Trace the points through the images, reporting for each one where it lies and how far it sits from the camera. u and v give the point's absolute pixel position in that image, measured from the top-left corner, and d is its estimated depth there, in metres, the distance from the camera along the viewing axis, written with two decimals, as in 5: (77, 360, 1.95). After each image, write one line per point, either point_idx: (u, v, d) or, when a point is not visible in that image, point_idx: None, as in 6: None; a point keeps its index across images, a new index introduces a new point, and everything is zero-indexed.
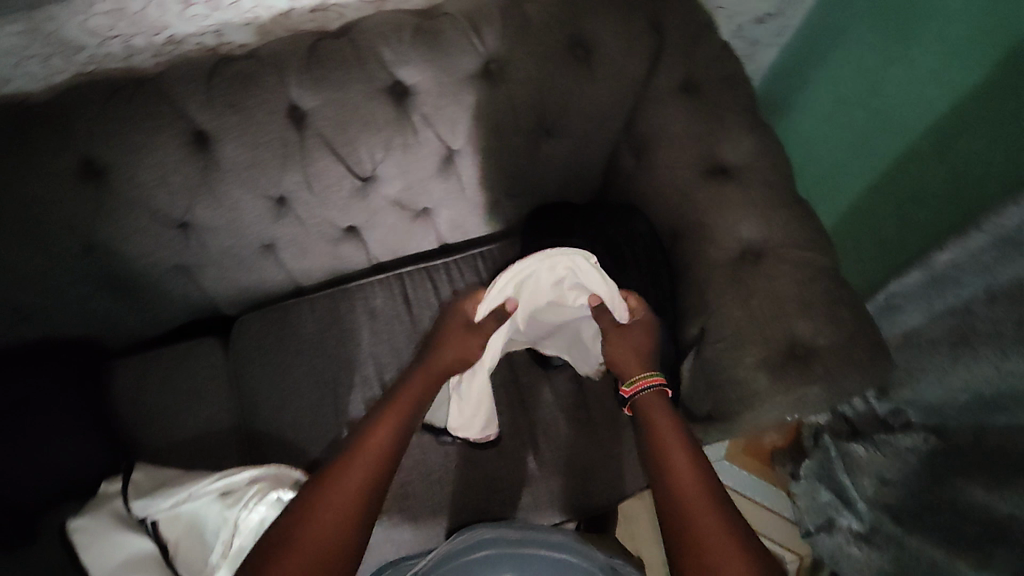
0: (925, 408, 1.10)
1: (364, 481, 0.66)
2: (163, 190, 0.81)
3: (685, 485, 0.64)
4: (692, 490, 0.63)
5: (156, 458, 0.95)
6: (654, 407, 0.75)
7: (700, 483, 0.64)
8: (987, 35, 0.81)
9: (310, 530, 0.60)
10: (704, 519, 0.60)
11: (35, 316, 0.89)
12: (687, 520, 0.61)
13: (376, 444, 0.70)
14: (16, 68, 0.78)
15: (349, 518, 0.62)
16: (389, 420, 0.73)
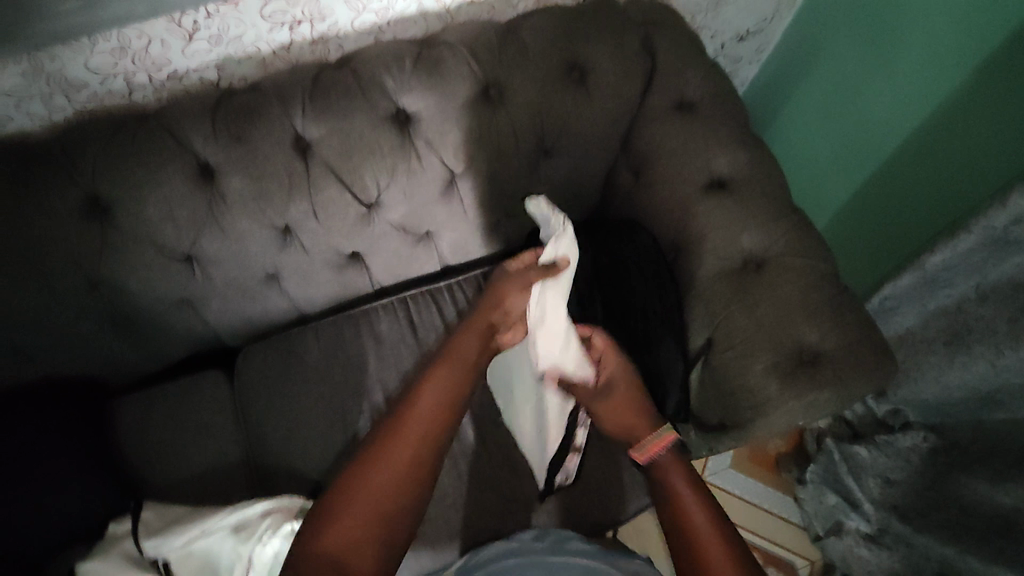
0: (924, 408, 1.14)
1: (409, 457, 0.59)
2: (169, 224, 0.81)
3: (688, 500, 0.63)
4: (695, 505, 0.63)
5: (165, 496, 0.93)
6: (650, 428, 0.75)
7: (701, 501, 0.63)
8: (949, 48, 0.87)
9: (349, 513, 0.55)
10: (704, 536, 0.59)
11: (39, 355, 0.88)
12: (691, 534, 0.60)
13: (426, 413, 0.62)
14: (17, 108, 0.78)
15: (391, 499, 0.57)
16: (444, 386, 0.65)
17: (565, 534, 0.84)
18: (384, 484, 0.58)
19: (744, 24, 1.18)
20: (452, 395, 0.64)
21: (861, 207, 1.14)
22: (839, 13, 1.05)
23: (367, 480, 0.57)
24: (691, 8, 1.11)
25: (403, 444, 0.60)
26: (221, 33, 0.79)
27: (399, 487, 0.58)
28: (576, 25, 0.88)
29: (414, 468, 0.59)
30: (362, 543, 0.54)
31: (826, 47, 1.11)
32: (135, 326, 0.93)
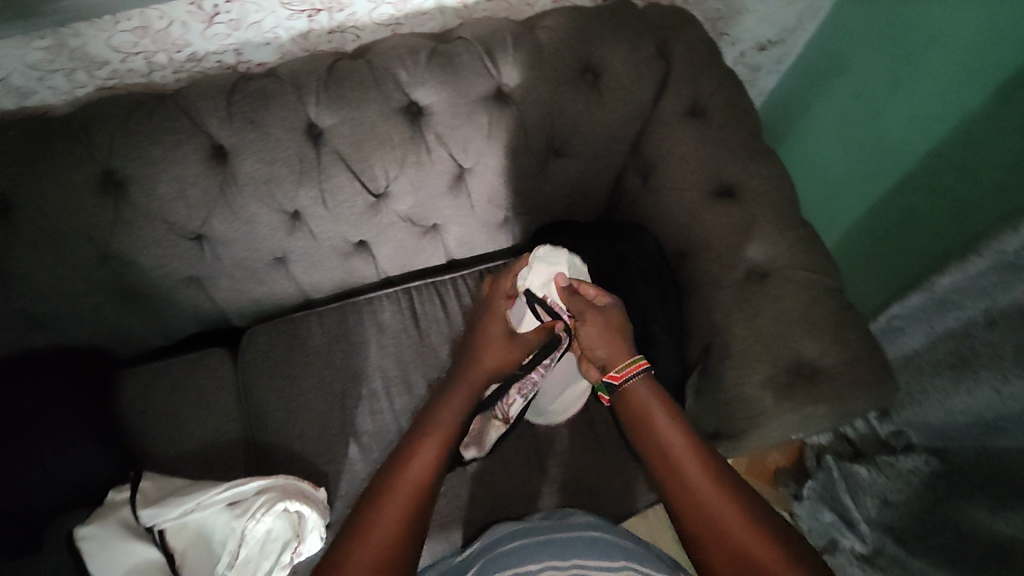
0: (928, 431, 1.11)
1: (416, 489, 0.67)
2: (180, 203, 0.83)
3: (693, 484, 0.66)
4: (702, 487, 0.65)
5: (165, 468, 0.96)
6: (643, 398, 0.76)
7: (707, 480, 0.66)
8: (971, 69, 0.87)
9: (372, 542, 0.61)
10: (720, 515, 0.63)
11: (50, 323, 0.91)
12: (710, 515, 0.63)
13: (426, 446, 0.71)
14: (40, 82, 0.81)
15: (408, 526, 0.64)
16: (440, 421, 0.75)
17: (565, 513, 0.84)
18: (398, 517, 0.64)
19: (765, 33, 1.18)
20: (445, 426, 0.75)
21: (873, 225, 1.13)
22: (861, 31, 1.05)
23: (382, 514, 0.64)
24: (712, 14, 1.11)
25: (408, 478, 0.67)
26: (240, 18, 0.80)
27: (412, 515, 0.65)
28: (592, 26, 0.88)
29: (422, 498, 0.67)
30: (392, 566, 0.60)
31: (847, 63, 1.10)
32: (144, 301, 0.95)
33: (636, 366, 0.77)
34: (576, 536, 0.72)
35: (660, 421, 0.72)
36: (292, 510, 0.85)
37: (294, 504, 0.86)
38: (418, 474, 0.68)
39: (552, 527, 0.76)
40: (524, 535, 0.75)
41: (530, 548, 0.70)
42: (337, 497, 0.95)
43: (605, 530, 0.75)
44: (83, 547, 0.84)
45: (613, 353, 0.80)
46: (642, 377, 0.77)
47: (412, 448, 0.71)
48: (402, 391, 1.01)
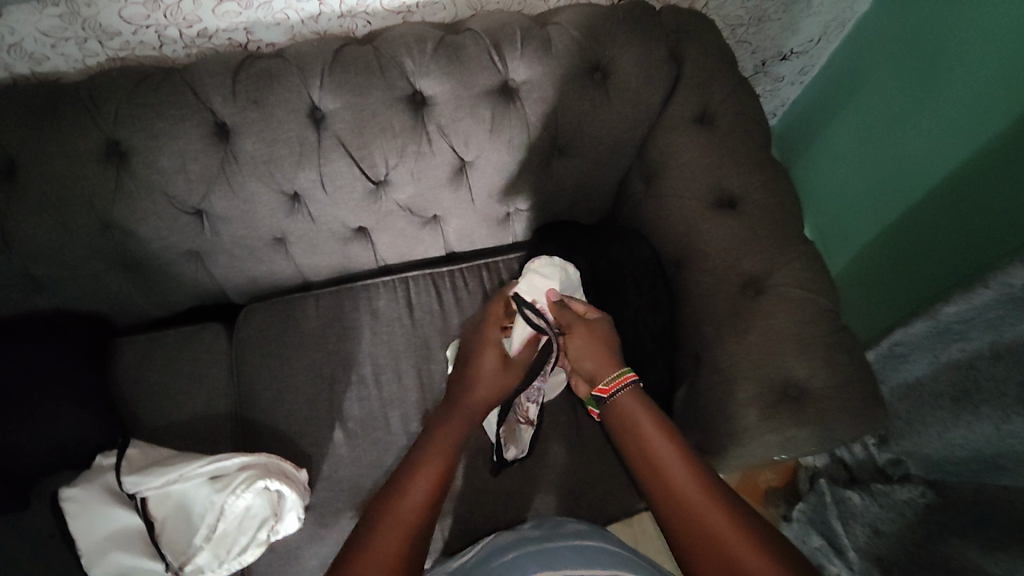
0: (926, 462, 1.08)
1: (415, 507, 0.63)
2: (181, 177, 0.84)
3: (687, 495, 0.62)
4: (698, 499, 0.61)
5: (153, 437, 0.97)
6: (634, 410, 0.72)
7: (703, 491, 0.61)
8: (996, 95, 0.84)
9: (368, 557, 0.57)
10: (717, 527, 0.58)
11: (52, 286, 0.93)
12: (699, 520, 0.59)
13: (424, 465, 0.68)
14: (53, 49, 0.82)
15: (409, 543, 0.60)
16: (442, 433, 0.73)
17: (559, 521, 0.79)
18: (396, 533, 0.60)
19: (787, 43, 1.15)
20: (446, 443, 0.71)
21: (884, 247, 1.11)
22: (885, 51, 1.03)
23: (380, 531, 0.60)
24: (732, 21, 1.09)
25: (408, 494, 0.64)
26: None
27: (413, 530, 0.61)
28: (604, 26, 0.87)
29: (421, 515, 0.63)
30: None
31: (871, 80, 1.08)
32: (143, 271, 0.97)
33: (623, 379, 0.75)
34: (569, 547, 0.67)
35: (653, 433, 0.69)
36: (273, 489, 0.87)
37: (275, 483, 0.87)
38: (416, 491, 0.64)
39: (545, 539, 0.72)
40: (517, 546, 0.71)
41: (522, 559, 0.66)
42: (319, 479, 0.96)
43: (602, 539, 0.72)
44: (66, 508, 0.86)
45: (601, 367, 0.78)
46: (629, 390, 0.74)
47: (409, 465, 0.68)
48: (391, 380, 1.02)
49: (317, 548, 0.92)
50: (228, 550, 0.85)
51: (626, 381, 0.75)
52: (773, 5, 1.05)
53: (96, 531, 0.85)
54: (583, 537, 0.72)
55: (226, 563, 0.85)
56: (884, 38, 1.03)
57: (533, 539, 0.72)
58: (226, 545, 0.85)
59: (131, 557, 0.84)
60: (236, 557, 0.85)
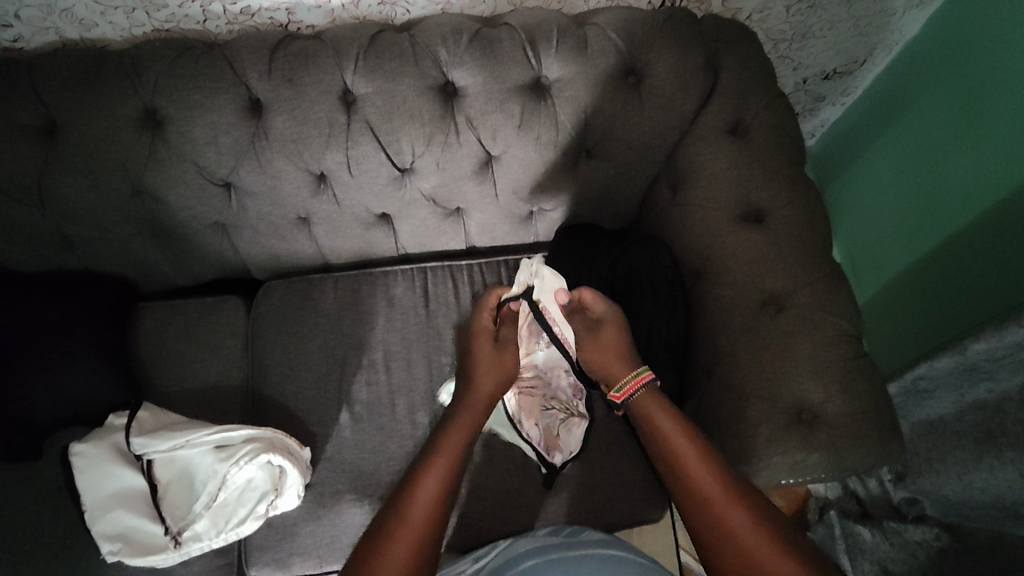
0: (943, 504, 1.04)
1: (432, 507, 0.60)
2: (212, 149, 0.85)
3: (722, 512, 0.60)
4: (734, 518, 0.59)
5: (165, 402, 0.99)
6: (662, 417, 0.71)
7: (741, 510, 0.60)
8: None
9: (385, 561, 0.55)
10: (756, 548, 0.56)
11: (82, 245, 0.96)
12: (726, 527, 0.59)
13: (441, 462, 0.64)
14: (102, 15, 0.85)
15: (430, 538, 0.58)
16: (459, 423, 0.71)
17: (580, 530, 0.80)
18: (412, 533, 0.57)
19: (831, 62, 1.12)
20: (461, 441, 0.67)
21: (914, 279, 1.08)
22: (930, 78, 1.00)
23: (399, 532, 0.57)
24: (775, 36, 1.07)
25: (422, 494, 0.61)
26: None
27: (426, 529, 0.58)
28: (642, 29, 0.86)
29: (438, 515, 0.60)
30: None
31: (914, 106, 1.04)
32: (170, 239, 0.99)
33: (639, 379, 0.75)
34: (592, 555, 0.68)
35: (682, 444, 0.67)
36: (275, 464, 0.88)
37: (277, 458, 0.88)
38: (435, 490, 0.61)
39: (567, 545, 0.72)
40: (539, 554, 0.71)
41: (543, 566, 0.67)
42: (322, 458, 0.97)
43: (624, 549, 0.71)
44: (76, 463, 0.89)
45: (615, 369, 0.78)
46: (646, 389, 0.74)
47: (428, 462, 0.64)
48: (401, 368, 1.02)
49: (314, 527, 0.93)
50: (226, 521, 0.87)
51: (641, 381, 0.75)
52: (818, 22, 1.03)
53: (102, 488, 0.88)
54: (606, 547, 0.71)
55: (224, 533, 0.87)
56: (930, 64, 1.00)
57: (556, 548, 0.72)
58: (224, 516, 0.87)
59: (133, 518, 0.87)
60: (233, 528, 0.87)
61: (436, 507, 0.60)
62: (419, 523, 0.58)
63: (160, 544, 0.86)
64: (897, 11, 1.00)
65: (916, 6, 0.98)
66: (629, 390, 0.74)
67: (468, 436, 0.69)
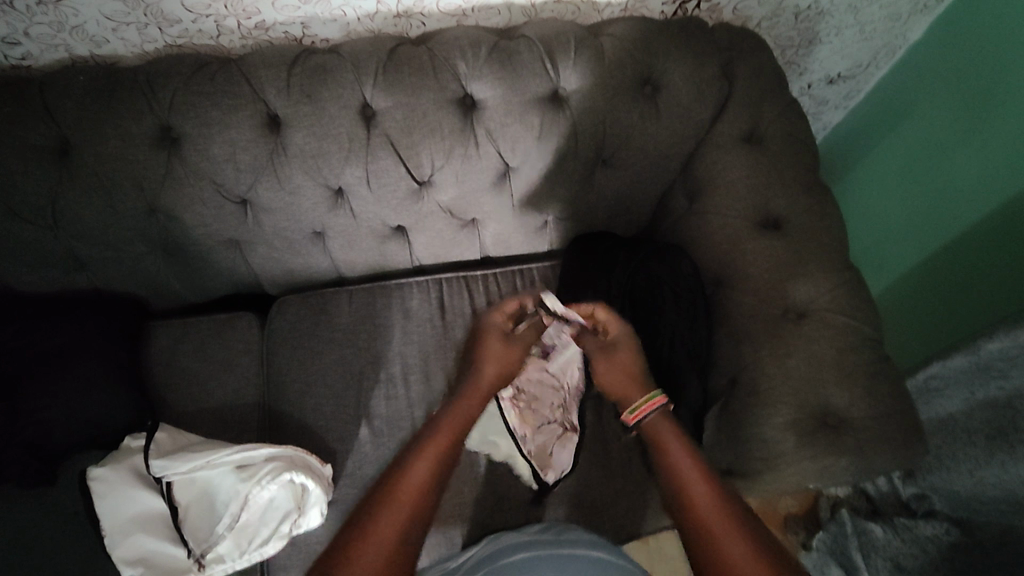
0: (953, 499, 1.06)
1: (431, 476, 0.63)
2: (230, 166, 0.84)
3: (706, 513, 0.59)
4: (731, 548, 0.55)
5: (182, 421, 0.98)
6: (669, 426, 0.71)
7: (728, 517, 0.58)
8: None
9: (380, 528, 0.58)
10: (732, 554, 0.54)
11: (93, 265, 0.94)
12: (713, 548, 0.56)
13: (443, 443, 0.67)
14: (115, 33, 0.84)
15: (414, 514, 0.60)
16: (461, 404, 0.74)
17: (566, 526, 0.80)
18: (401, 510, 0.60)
19: (836, 67, 1.15)
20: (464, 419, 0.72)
21: (924, 276, 1.10)
22: (931, 84, 1.03)
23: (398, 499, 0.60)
24: (783, 42, 1.08)
25: (419, 465, 0.64)
26: None
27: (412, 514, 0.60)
28: (657, 40, 0.87)
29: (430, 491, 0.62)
30: (389, 570, 0.55)
31: (917, 109, 1.07)
32: (183, 257, 0.97)
33: (652, 402, 0.75)
34: (578, 557, 0.67)
35: (682, 466, 0.65)
36: (298, 483, 0.86)
37: (300, 476, 0.86)
38: (417, 483, 0.62)
39: (554, 545, 0.71)
40: (525, 547, 0.72)
41: (529, 565, 0.66)
42: (343, 474, 0.95)
43: (611, 549, 0.71)
44: (94, 487, 0.86)
45: (630, 392, 0.79)
46: (659, 414, 0.73)
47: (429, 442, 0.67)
48: (420, 380, 1.01)
49: None
50: (249, 542, 0.85)
51: (654, 404, 0.75)
52: (825, 27, 1.05)
53: (121, 512, 0.86)
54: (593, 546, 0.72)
55: (247, 554, 0.85)
56: (932, 69, 1.03)
57: (545, 543, 0.73)
58: (247, 536, 0.86)
59: (154, 541, 0.85)
60: (257, 548, 0.85)
61: (417, 503, 0.61)
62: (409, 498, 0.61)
63: (182, 567, 0.84)
64: (903, 16, 1.02)
65: (922, 11, 1.01)
66: (641, 414, 0.74)
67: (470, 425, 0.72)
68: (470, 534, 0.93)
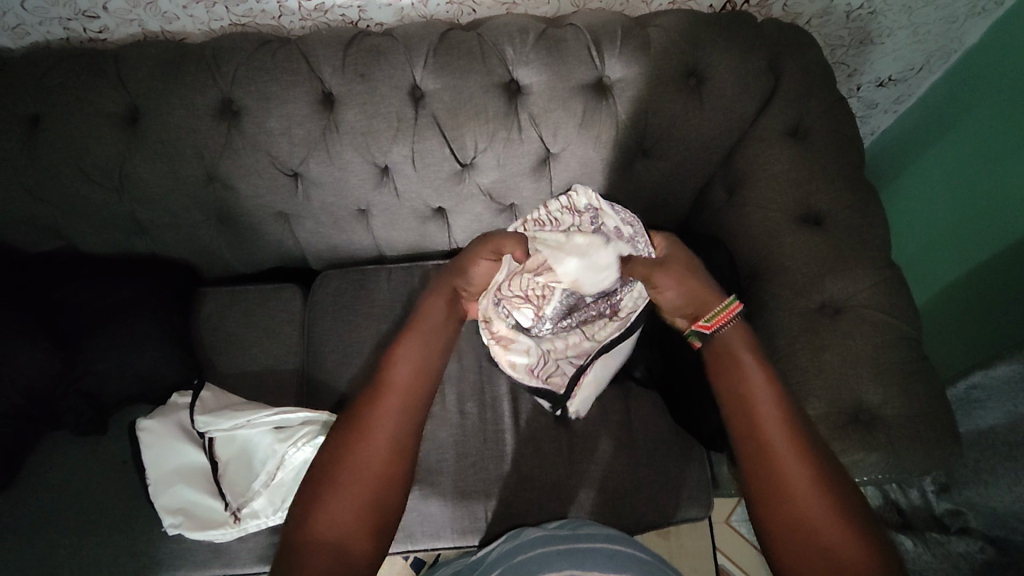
0: (989, 515, 1.01)
1: (407, 401, 0.63)
2: (286, 139, 0.89)
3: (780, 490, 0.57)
4: (798, 480, 0.57)
5: (225, 383, 1.03)
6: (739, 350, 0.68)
7: (810, 486, 0.57)
8: None
9: (379, 435, 0.60)
10: (813, 521, 0.55)
11: (151, 229, 1.00)
12: (773, 473, 0.58)
13: (408, 363, 0.66)
14: (185, 10, 0.90)
15: (407, 398, 0.64)
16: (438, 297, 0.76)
17: (585, 521, 0.80)
18: (383, 444, 0.60)
19: (887, 69, 1.13)
20: (427, 330, 0.70)
21: (975, 285, 1.07)
22: (984, 90, 1.01)
23: (363, 462, 0.59)
24: (833, 42, 1.07)
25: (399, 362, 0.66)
26: None
27: (388, 469, 0.59)
28: (704, 31, 0.88)
29: (408, 426, 0.62)
30: (394, 456, 0.60)
31: (970, 113, 1.05)
32: (234, 226, 1.02)
33: (721, 318, 0.71)
34: (600, 548, 0.68)
35: (755, 385, 0.64)
36: None
37: None
38: (409, 369, 0.66)
39: (573, 537, 0.72)
40: (542, 543, 0.73)
41: (551, 556, 0.68)
42: None
43: (627, 542, 0.71)
44: (141, 437, 0.92)
45: (698, 302, 0.74)
46: (732, 325, 0.70)
47: (387, 380, 0.65)
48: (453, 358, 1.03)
49: None
50: (283, 500, 0.88)
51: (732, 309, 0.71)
52: (878, 28, 1.03)
53: (163, 464, 0.91)
54: (611, 539, 0.72)
55: (280, 511, 0.88)
56: (985, 76, 1.01)
57: (564, 536, 0.74)
58: (281, 495, 0.88)
59: (194, 493, 0.89)
60: (290, 507, 0.88)
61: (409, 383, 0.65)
62: (382, 454, 0.60)
63: (219, 520, 0.88)
64: (959, 19, 1.00)
65: (979, 14, 0.99)
66: (723, 320, 0.70)
67: (442, 348, 0.70)
68: (493, 508, 0.95)
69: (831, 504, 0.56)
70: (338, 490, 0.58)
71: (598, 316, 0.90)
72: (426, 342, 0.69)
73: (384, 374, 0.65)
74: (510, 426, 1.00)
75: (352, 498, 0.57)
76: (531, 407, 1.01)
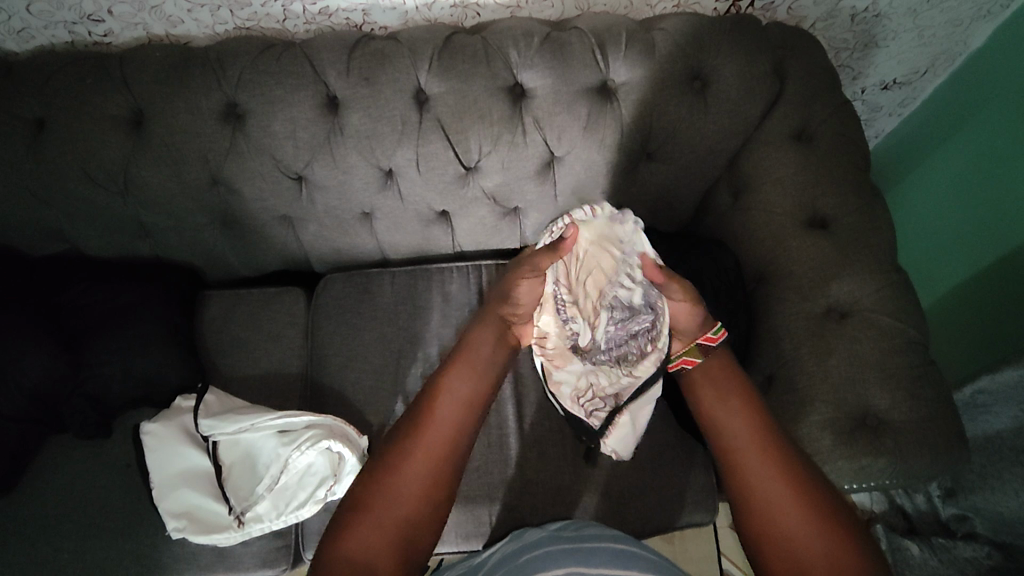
0: (994, 520, 1.00)
1: (450, 439, 0.64)
2: (290, 143, 0.89)
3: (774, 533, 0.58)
4: (778, 497, 0.60)
5: (229, 386, 1.03)
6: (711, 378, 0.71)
7: (793, 502, 0.59)
8: None
9: (415, 468, 0.62)
10: (799, 537, 0.57)
11: (155, 232, 1.00)
12: (753, 493, 0.61)
13: (455, 398, 0.67)
14: (190, 14, 0.90)
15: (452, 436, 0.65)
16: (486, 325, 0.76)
17: (589, 522, 0.79)
18: (422, 481, 0.62)
19: (892, 72, 1.13)
20: (477, 365, 0.71)
21: (981, 288, 1.07)
22: (989, 93, 1.01)
23: (397, 493, 0.61)
24: (837, 45, 1.07)
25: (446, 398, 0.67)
26: None
27: (424, 502, 0.61)
28: (709, 34, 0.88)
29: (447, 465, 0.63)
30: (431, 493, 0.62)
31: (974, 116, 1.04)
32: (238, 230, 1.02)
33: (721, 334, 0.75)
34: (604, 548, 0.68)
35: (726, 409, 0.67)
36: (335, 451, 0.88)
37: (337, 445, 0.88)
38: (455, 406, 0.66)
39: (577, 537, 0.72)
40: (545, 543, 0.72)
41: (555, 555, 0.68)
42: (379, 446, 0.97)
43: (631, 542, 0.71)
44: (146, 442, 0.92)
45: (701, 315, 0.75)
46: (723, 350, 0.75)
47: (433, 410, 0.66)
48: None
49: None
50: (287, 504, 0.88)
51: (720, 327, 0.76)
52: (883, 31, 1.03)
53: (168, 468, 0.91)
54: (616, 539, 0.71)
55: (284, 516, 0.88)
56: (989, 79, 1.01)
57: (568, 536, 0.74)
58: (285, 499, 0.88)
59: (198, 497, 0.89)
60: (295, 510, 0.88)
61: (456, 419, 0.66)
62: (419, 487, 0.61)
63: (224, 523, 0.88)
64: (965, 21, 1.00)
65: (984, 17, 0.99)
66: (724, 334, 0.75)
67: (487, 383, 0.70)
68: (497, 512, 0.94)
69: (816, 519, 0.58)
70: (363, 516, 0.60)
71: (641, 354, 0.79)
72: (473, 377, 0.69)
73: (430, 405, 0.66)
74: (514, 430, 0.99)
75: (378, 526, 0.59)
76: (534, 411, 1.01)
